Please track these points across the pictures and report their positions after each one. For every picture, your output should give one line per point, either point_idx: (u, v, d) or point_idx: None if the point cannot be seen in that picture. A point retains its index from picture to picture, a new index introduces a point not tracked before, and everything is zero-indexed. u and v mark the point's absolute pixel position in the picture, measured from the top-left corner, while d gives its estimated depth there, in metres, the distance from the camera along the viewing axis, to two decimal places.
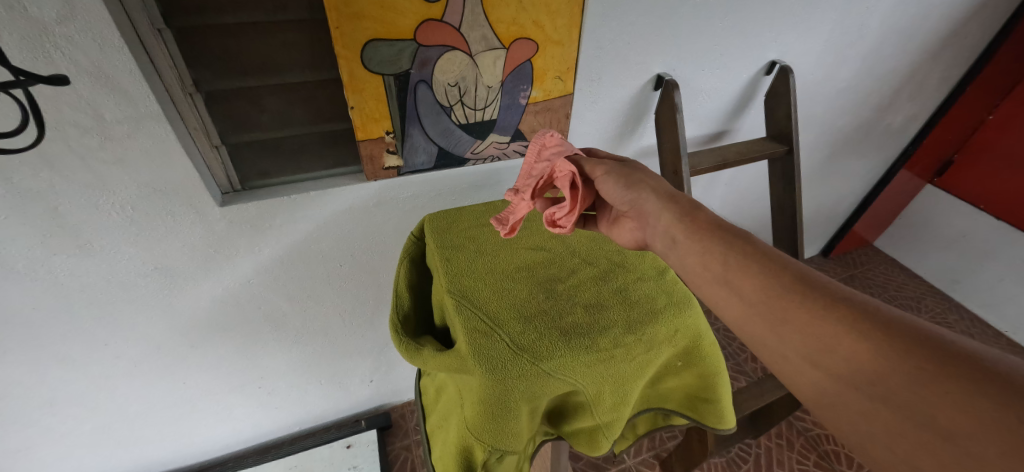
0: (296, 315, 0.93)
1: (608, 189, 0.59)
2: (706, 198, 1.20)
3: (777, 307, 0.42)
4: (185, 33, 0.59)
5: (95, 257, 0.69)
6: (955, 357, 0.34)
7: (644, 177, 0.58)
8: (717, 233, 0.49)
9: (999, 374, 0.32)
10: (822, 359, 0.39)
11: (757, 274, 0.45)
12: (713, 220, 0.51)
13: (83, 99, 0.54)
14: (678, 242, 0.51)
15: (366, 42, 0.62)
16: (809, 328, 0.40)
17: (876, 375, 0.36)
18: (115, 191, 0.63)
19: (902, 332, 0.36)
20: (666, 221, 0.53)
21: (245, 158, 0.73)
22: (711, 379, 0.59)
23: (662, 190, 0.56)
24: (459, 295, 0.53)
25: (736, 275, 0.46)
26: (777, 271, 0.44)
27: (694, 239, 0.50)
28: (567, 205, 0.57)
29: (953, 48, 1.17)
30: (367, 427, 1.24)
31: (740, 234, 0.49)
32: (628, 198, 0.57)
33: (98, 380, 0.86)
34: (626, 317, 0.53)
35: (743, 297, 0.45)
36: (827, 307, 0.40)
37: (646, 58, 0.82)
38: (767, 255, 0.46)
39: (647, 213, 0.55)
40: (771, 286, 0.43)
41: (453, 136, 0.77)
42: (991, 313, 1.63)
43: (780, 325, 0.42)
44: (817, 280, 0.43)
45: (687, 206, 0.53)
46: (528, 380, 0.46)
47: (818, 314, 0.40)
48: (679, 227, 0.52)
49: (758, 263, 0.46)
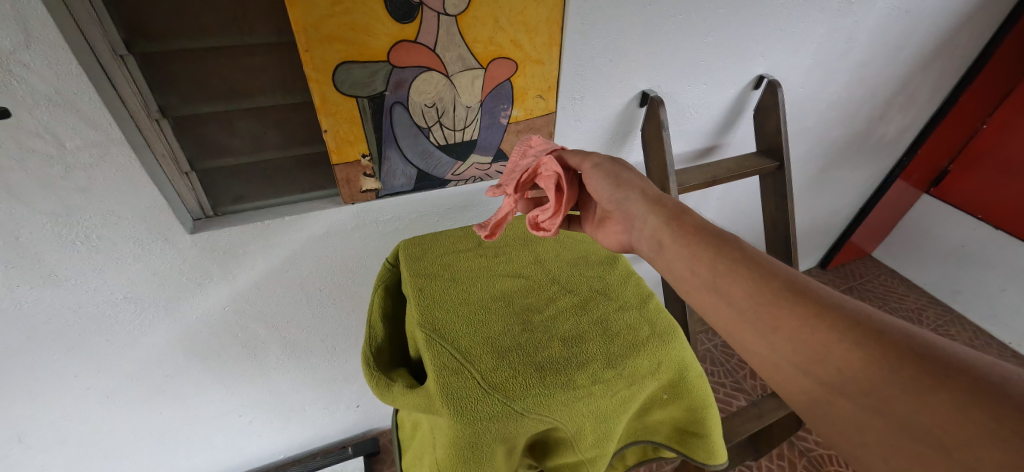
0: (275, 342, 0.91)
1: (596, 184, 0.57)
2: (698, 213, 1.18)
3: (767, 315, 0.41)
4: (150, 58, 0.57)
5: (61, 288, 0.66)
6: (950, 367, 0.33)
7: (633, 176, 0.56)
8: (705, 237, 0.48)
9: (996, 385, 0.31)
10: (813, 367, 0.38)
11: (746, 280, 0.44)
12: (701, 223, 0.50)
13: (41, 128, 0.52)
14: (666, 246, 0.50)
15: (337, 64, 0.60)
16: (802, 336, 0.39)
17: (869, 387, 0.35)
18: (79, 221, 0.61)
19: (894, 342, 0.36)
20: (653, 225, 0.52)
21: (218, 183, 0.71)
22: (700, 413, 0.56)
23: (651, 192, 0.54)
24: (431, 330, 0.51)
25: (724, 281, 0.45)
26: (768, 278, 0.43)
27: (681, 244, 0.49)
28: (551, 208, 0.56)
29: (943, 59, 1.16)
30: (353, 454, 1.19)
31: (728, 236, 0.48)
32: (615, 197, 0.55)
33: (70, 412, 0.83)
34: (605, 351, 0.50)
35: (733, 305, 0.44)
36: (818, 315, 0.39)
37: (630, 74, 0.80)
38: (756, 262, 0.45)
39: (634, 216, 0.54)
40: (760, 292, 0.42)
41: (433, 158, 0.75)
42: (995, 324, 1.60)
43: (773, 335, 0.41)
44: (808, 285, 0.42)
45: (675, 210, 0.51)
46: (500, 421, 0.44)
47: (810, 324, 0.39)
48: (667, 231, 0.50)
49: (747, 269, 0.44)
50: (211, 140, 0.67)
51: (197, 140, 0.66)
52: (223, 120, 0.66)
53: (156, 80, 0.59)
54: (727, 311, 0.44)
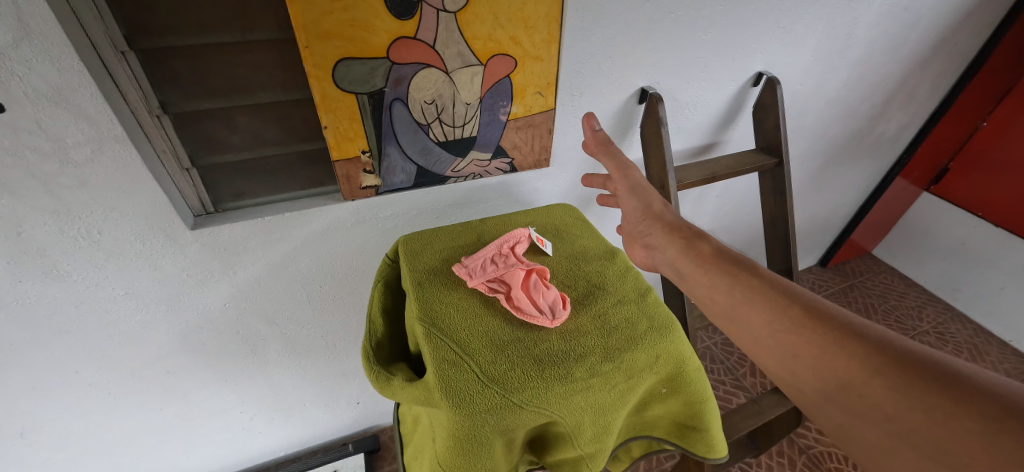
0: (276, 338, 0.91)
1: (629, 209, 0.71)
2: (697, 211, 1.18)
3: (788, 342, 0.50)
4: (150, 54, 0.58)
5: (63, 284, 0.67)
6: (960, 389, 0.40)
7: (661, 207, 0.69)
8: (724, 266, 0.58)
9: (1008, 406, 0.37)
10: (833, 391, 0.46)
11: (766, 308, 0.53)
12: (719, 252, 0.60)
13: (42, 123, 0.53)
14: (689, 274, 0.61)
15: (337, 61, 0.61)
16: (821, 361, 0.47)
17: (889, 411, 0.42)
18: (79, 216, 0.61)
19: (907, 366, 0.43)
20: (674, 253, 0.64)
21: (219, 179, 0.71)
22: (698, 407, 0.57)
23: (673, 223, 0.66)
24: (430, 324, 0.51)
25: (749, 310, 0.54)
26: (789, 306, 0.52)
27: (702, 273, 0.59)
28: (538, 287, 0.55)
29: (942, 56, 1.16)
30: (354, 451, 1.19)
31: (748, 264, 0.58)
32: (641, 225, 0.69)
33: (72, 408, 0.84)
34: (603, 345, 0.51)
35: (761, 332, 0.52)
36: (836, 342, 0.47)
37: (629, 71, 0.81)
38: (776, 290, 0.54)
39: (657, 244, 0.66)
40: (779, 320, 0.51)
41: (432, 154, 0.75)
42: (995, 322, 1.60)
43: (794, 360, 0.49)
44: (824, 311, 0.50)
45: (693, 239, 0.63)
46: (499, 413, 0.44)
47: (828, 349, 0.47)
48: (687, 260, 0.62)
49: (768, 298, 0.53)
50: (212, 137, 0.67)
51: (197, 136, 0.66)
52: (224, 116, 0.66)
53: (157, 77, 0.60)
54: (752, 336, 0.53)
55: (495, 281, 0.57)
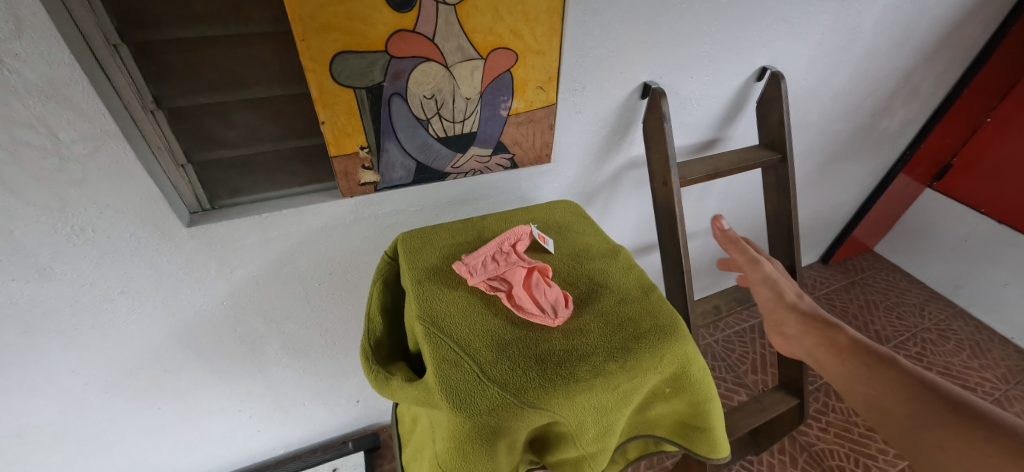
0: (275, 336, 0.90)
1: (766, 294, 0.76)
2: (699, 208, 1.17)
3: (925, 428, 0.51)
4: (143, 48, 0.57)
5: (58, 282, 0.66)
6: None
7: (801, 297, 0.74)
8: (856, 353, 0.61)
9: None
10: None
11: (901, 392, 0.55)
12: (852, 340, 0.64)
13: (34, 118, 0.52)
14: (826, 361, 0.64)
15: (334, 54, 0.59)
16: (964, 452, 0.47)
17: None
18: (73, 214, 0.60)
19: None
20: (812, 341, 0.67)
21: (215, 176, 0.70)
22: (702, 407, 0.56)
23: (816, 313, 0.71)
24: (429, 322, 0.50)
25: (884, 394, 0.56)
26: (922, 394, 0.54)
27: (837, 358, 0.63)
28: (539, 286, 0.54)
29: (948, 51, 1.15)
30: (354, 449, 1.19)
31: (879, 353, 0.60)
32: (783, 311, 0.73)
33: (69, 408, 0.83)
34: (607, 344, 0.50)
35: (901, 419, 0.53)
36: (976, 432, 0.47)
37: (631, 65, 0.79)
38: (908, 376, 0.56)
39: (795, 332, 0.70)
40: (913, 403, 0.53)
41: (432, 150, 0.74)
42: (997, 319, 1.57)
43: (937, 450, 0.49)
44: (958, 399, 0.51)
45: (825, 328, 0.67)
46: (500, 414, 0.43)
47: (971, 439, 0.47)
48: (822, 348, 0.66)
49: (901, 385, 0.55)
50: (208, 133, 0.66)
51: (193, 132, 0.65)
52: (219, 111, 0.65)
53: (151, 71, 0.58)
54: (893, 424, 0.54)
55: (496, 279, 0.56)
